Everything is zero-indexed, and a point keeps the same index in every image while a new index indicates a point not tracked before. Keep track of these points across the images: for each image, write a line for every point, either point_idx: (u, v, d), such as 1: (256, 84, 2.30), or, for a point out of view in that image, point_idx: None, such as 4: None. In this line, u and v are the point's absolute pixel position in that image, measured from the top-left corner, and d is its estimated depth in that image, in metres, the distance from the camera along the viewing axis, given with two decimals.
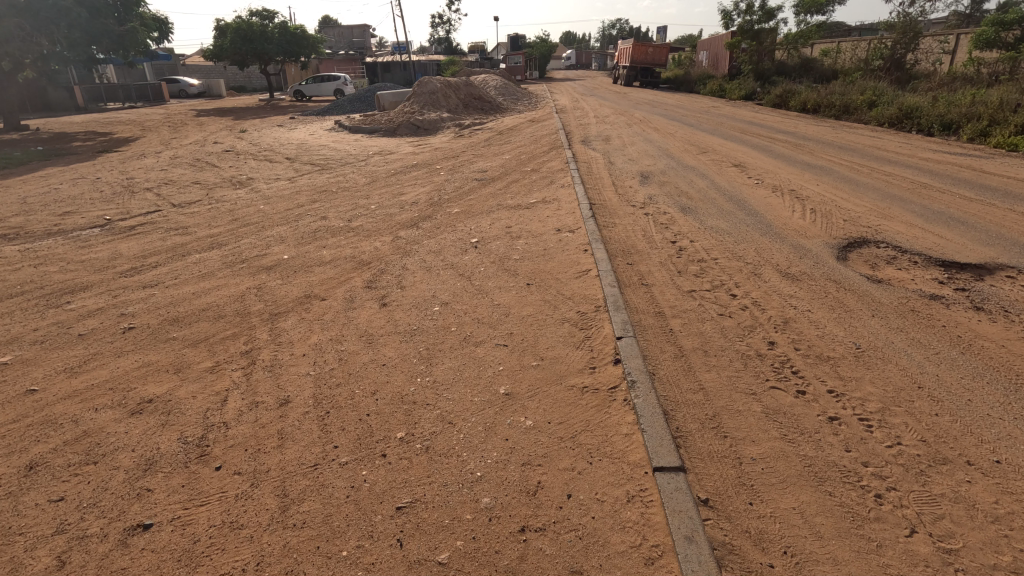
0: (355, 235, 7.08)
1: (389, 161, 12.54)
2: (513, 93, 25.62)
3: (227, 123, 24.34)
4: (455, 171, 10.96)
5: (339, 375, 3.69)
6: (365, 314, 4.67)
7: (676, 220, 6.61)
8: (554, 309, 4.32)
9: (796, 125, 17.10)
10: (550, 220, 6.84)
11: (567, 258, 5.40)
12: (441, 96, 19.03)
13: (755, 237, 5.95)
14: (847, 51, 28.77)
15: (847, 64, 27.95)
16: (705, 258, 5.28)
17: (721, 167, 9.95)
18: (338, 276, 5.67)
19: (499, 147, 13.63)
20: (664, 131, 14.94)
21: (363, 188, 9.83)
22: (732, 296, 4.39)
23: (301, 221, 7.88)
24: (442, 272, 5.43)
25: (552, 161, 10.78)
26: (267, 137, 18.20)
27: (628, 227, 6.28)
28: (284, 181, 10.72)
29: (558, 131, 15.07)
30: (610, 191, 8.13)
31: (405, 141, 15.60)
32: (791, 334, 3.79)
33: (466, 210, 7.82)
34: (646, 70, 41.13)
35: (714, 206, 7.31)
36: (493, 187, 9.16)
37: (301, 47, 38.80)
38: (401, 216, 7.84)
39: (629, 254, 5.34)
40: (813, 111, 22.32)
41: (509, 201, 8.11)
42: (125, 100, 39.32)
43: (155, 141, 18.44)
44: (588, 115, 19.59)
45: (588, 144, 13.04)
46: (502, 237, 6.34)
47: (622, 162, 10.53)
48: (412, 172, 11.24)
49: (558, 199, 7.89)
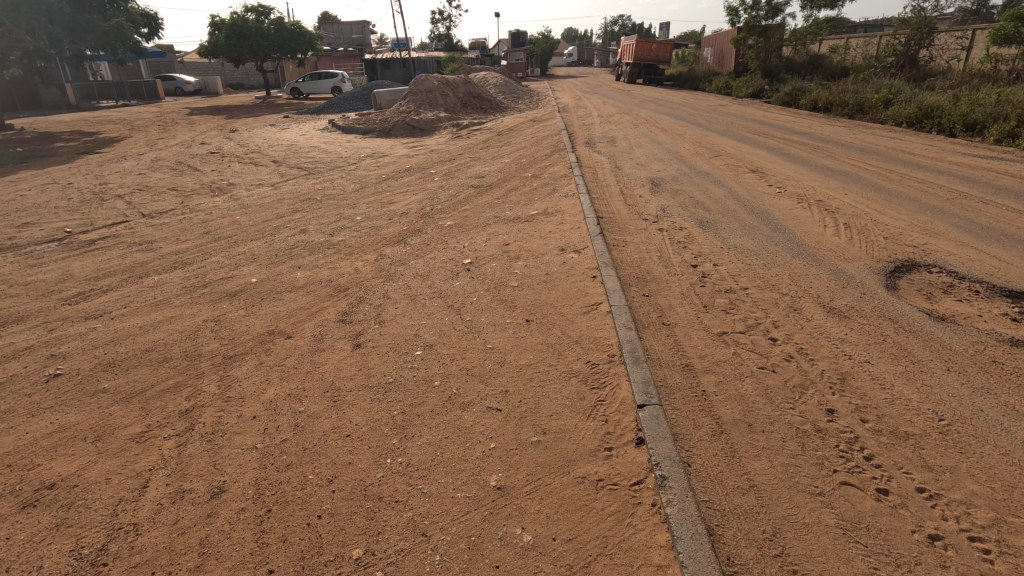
0: (336, 252, 6.37)
1: (381, 164, 11.82)
2: (513, 91, 24.81)
3: (218, 122, 23.61)
4: (450, 176, 10.24)
5: (291, 450, 2.97)
6: (333, 358, 3.94)
7: (694, 238, 5.88)
8: (559, 357, 3.58)
9: (810, 125, 16.35)
10: (552, 236, 6.12)
11: (572, 287, 4.67)
12: (439, 95, 18.27)
13: (786, 260, 5.21)
14: (857, 47, 27.95)
15: (857, 61, 27.11)
16: (733, 288, 4.54)
17: (738, 172, 9.22)
18: (310, 305, 4.94)
19: (498, 149, 12.91)
20: (672, 132, 14.21)
21: (350, 195, 9.12)
22: (772, 342, 3.65)
23: (279, 235, 7.16)
24: (429, 302, 4.71)
25: (554, 166, 10.05)
26: (257, 137, 17.47)
27: (641, 247, 5.55)
28: (267, 188, 10.01)
29: (560, 132, 14.34)
30: (618, 201, 7.41)
31: (400, 142, 14.87)
32: (852, 397, 3.05)
33: (460, 223, 7.10)
34: (650, 67, 40.30)
35: (735, 220, 6.59)
36: (490, 195, 8.44)
37: (297, 43, 38.03)
38: (387, 229, 7.12)
39: (645, 282, 4.62)
40: (824, 109, 21.54)
41: (506, 213, 7.39)
42: (119, 97, 38.66)
43: (140, 142, 17.72)
44: (592, 115, 18.82)
45: (593, 146, 12.32)
46: (499, 257, 5.63)
47: (631, 167, 9.79)
48: (404, 176, 10.53)
49: (561, 210, 7.16)
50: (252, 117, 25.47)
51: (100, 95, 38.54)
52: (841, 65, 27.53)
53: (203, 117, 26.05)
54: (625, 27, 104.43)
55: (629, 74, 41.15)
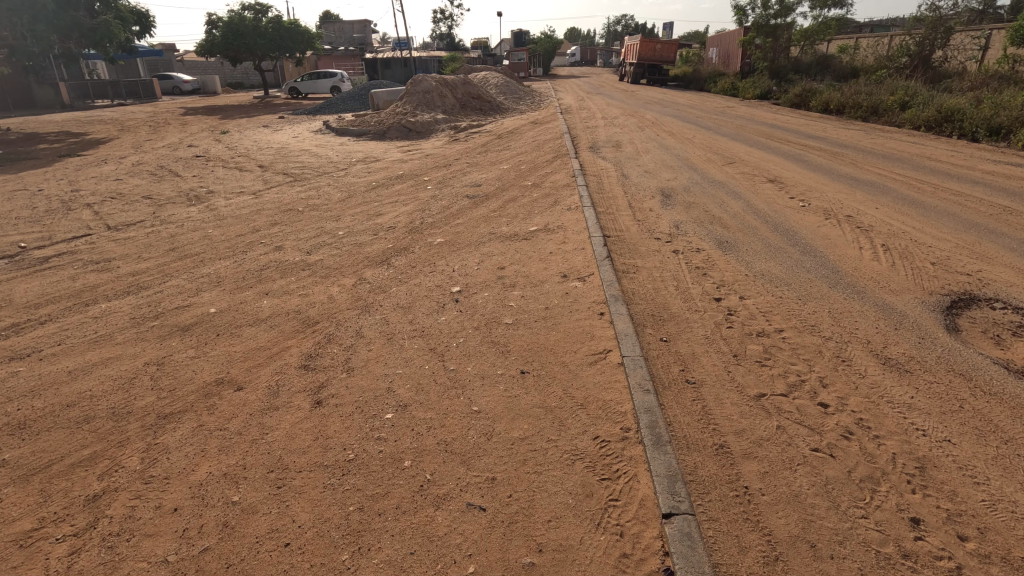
0: (310, 275, 5.70)
1: (372, 170, 11.17)
2: (515, 92, 24.09)
3: (210, 123, 22.90)
4: (445, 184, 9.56)
5: (211, 568, 2.29)
6: (285, 422, 3.25)
7: (714, 262, 5.19)
8: (559, 429, 2.90)
9: (824, 129, 15.63)
10: (554, 259, 5.43)
11: (577, 327, 3.97)
12: (437, 96, 17.59)
13: (823, 292, 4.52)
14: (867, 47, 27.22)
15: (868, 61, 26.38)
16: (767, 330, 3.84)
17: (754, 182, 8.54)
18: (271, 344, 4.25)
19: (497, 154, 12.22)
20: (681, 137, 13.52)
21: (336, 206, 8.46)
22: (824, 410, 2.95)
23: (251, 253, 6.48)
24: (408, 344, 4.03)
25: (555, 174, 9.36)
26: (247, 139, 16.83)
27: (655, 275, 4.86)
28: (248, 197, 9.34)
29: (562, 135, 13.68)
30: (626, 216, 6.72)
31: (394, 146, 14.21)
32: (940, 499, 2.35)
33: (451, 241, 6.42)
34: (655, 68, 39.58)
35: (758, 239, 5.91)
36: (486, 207, 7.76)
37: (296, 42, 37.37)
38: (371, 247, 6.44)
39: (662, 322, 3.93)
40: (836, 111, 20.80)
41: (502, 229, 6.70)
42: (114, 97, 38.15)
43: (126, 143, 17.06)
44: (596, 116, 18.11)
45: (597, 151, 11.64)
46: (493, 285, 4.94)
47: (639, 176, 9.09)
48: (395, 184, 9.85)
49: (563, 226, 6.47)
50: (246, 117, 24.80)
51: (96, 95, 37.98)
52: (852, 65, 26.76)
53: (197, 118, 25.38)
54: (629, 27, 103.67)
55: (633, 74, 40.41)
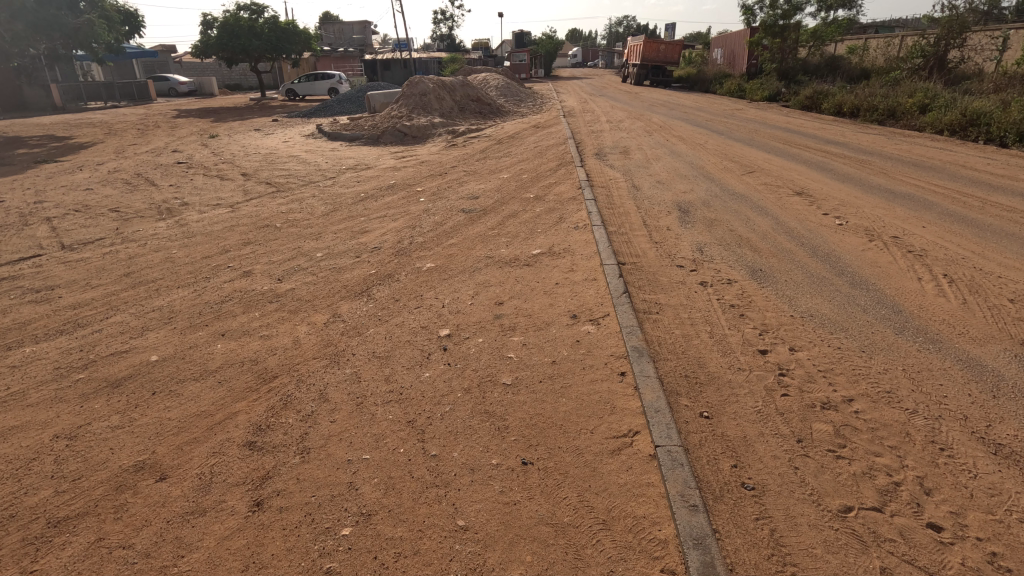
0: (277, 309, 4.91)
1: (362, 179, 10.40)
2: (516, 94, 23.31)
3: (200, 126, 22.14)
4: (439, 196, 8.76)
5: None
6: (210, 538, 2.45)
7: (751, 299, 4.39)
8: (574, 569, 2.10)
9: (842, 133, 14.84)
10: (560, 292, 4.64)
11: (591, 394, 3.17)
12: (434, 98, 16.79)
13: (890, 340, 3.71)
14: (876, 48, 26.44)
15: (879, 63, 25.63)
16: (833, 400, 3.03)
17: (780, 195, 7.76)
18: (213, 409, 3.45)
19: (497, 161, 11.45)
20: (692, 142, 12.74)
21: (318, 221, 7.68)
22: (939, 539, 2.15)
23: (214, 279, 5.70)
24: (381, 413, 3.23)
25: (559, 185, 8.57)
26: (235, 144, 16.06)
27: (681, 316, 4.07)
28: (225, 209, 8.56)
29: (566, 141, 12.90)
30: (641, 237, 5.92)
31: (388, 152, 13.43)
32: None
33: (443, 266, 5.64)
34: (658, 69, 38.74)
35: (796, 267, 5.13)
36: (483, 224, 6.98)
37: (292, 43, 36.55)
38: (350, 275, 5.65)
39: (699, 389, 3.13)
40: (850, 114, 19.99)
41: (501, 251, 5.92)
42: (108, 99, 37.52)
43: (109, 148, 16.33)
44: (600, 120, 17.30)
45: (604, 158, 10.85)
46: (488, 329, 4.14)
47: (651, 188, 8.30)
48: (385, 195, 9.07)
49: (570, 249, 5.68)
50: (239, 120, 24.03)
51: (89, 96, 37.27)
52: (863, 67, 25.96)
53: (188, 121, 24.62)
54: (631, 28, 102.74)
55: (636, 75, 39.58)
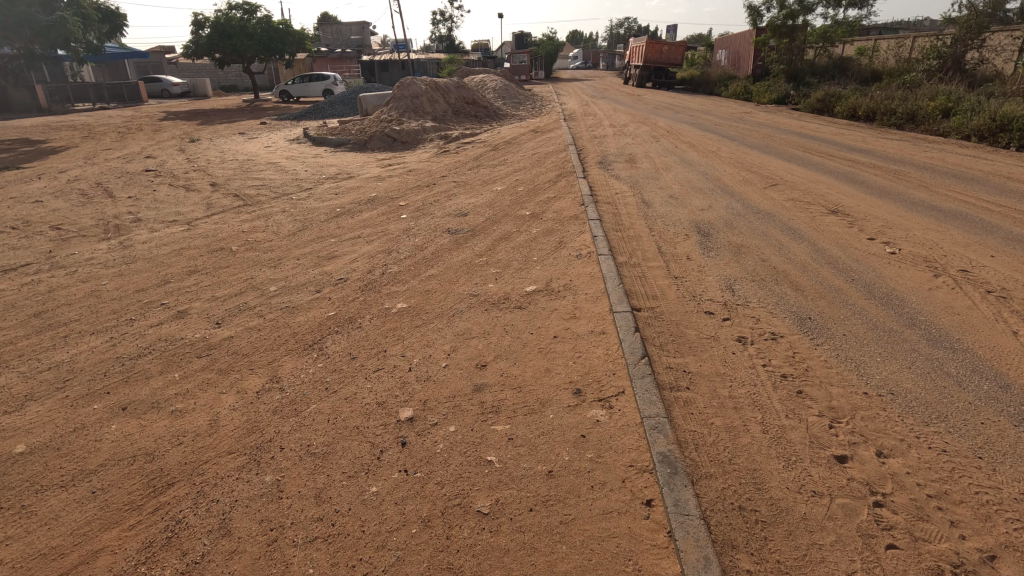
0: (203, 368, 3.91)
1: (340, 191, 9.41)
2: (514, 96, 22.35)
3: (184, 129, 21.19)
4: (423, 212, 7.77)
5: None
6: None
7: (807, 364, 3.38)
8: None
9: (863, 140, 13.85)
10: (559, 353, 3.63)
11: (603, 541, 2.17)
12: (426, 101, 15.79)
13: (1012, 437, 2.71)
14: (888, 50, 25.49)
15: (891, 64, 24.66)
16: (967, 560, 2.03)
17: (812, 213, 6.77)
18: (69, 544, 2.45)
19: (491, 171, 10.46)
20: (704, 149, 11.76)
21: (282, 243, 6.70)
22: None
23: (139, 322, 4.70)
24: (298, 565, 2.22)
25: (559, 200, 7.58)
26: (214, 150, 15.11)
27: (720, 396, 3.06)
28: (181, 227, 7.58)
29: (567, 147, 11.92)
30: (657, 270, 4.92)
31: (374, 158, 12.46)
32: None
33: (417, 307, 4.64)
34: (661, 70, 37.71)
35: (852, 313, 4.13)
36: (470, 249, 5.99)
37: (286, 43, 35.51)
38: (304, 318, 4.64)
39: (764, 537, 2.12)
40: (866, 118, 19.06)
41: (489, 286, 4.92)
42: (97, 100, 36.66)
43: (80, 153, 15.39)
44: (603, 124, 16.31)
45: (608, 167, 9.87)
46: (464, 408, 3.13)
47: (663, 204, 7.31)
48: (363, 210, 8.09)
49: (571, 286, 4.68)
50: (227, 123, 23.07)
51: (77, 97, 36.41)
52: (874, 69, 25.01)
53: (174, 124, 23.67)
54: (633, 29, 101.78)
55: (638, 76, 38.55)
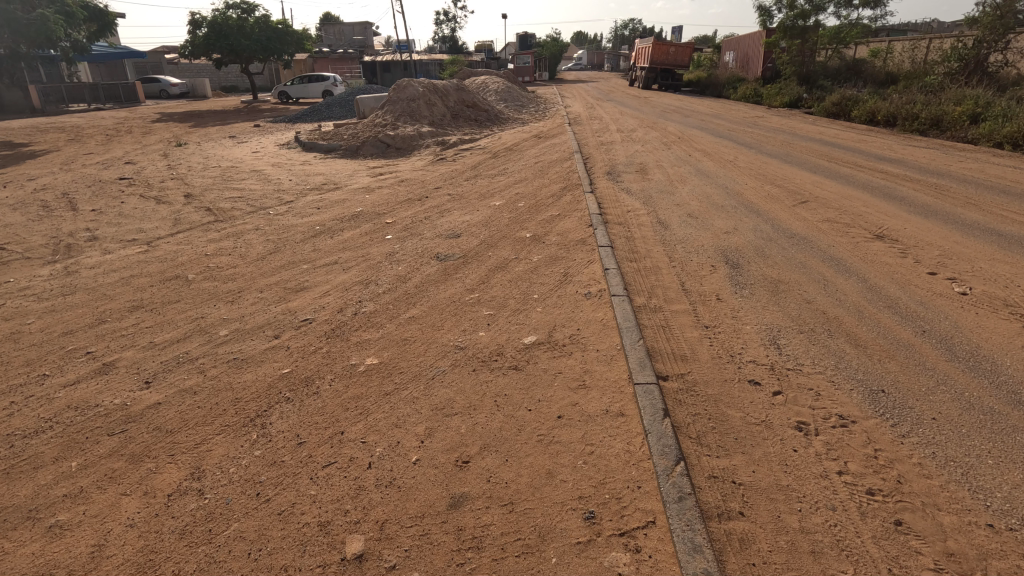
0: (109, 455, 3.07)
1: (323, 204, 8.59)
2: (517, 98, 21.52)
3: (174, 132, 20.47)
4: (411, 231, 6.94)
5: None
6: None
7: (897, 471, 2.52)
8: None
9: (889, 147, 12.97)
10: (565, 446, 2.78)
11: None
12: (423, 104, 14.97)
13: None
14: (904, 51, 24.48)
15: (907, 66, 23.69)
16: None
17: (854, 238, 5.91)
18: None
19: (489, 182, 9.62)
20: (720, 158, 10.90)
21: (247, 270, 5.86)
22: None
23: (52, 380, 3.86)
24: None
25: (564, 220, 6.73)
26: (199, 155, 14.33)
27: (788, 530, 2.20)
28: (139, 247, 6.75)
29: (571, 156, 11.09)
30: (683, 318, 4.07)
31: (364, 166, 11.65)
32: None
33: (390, 364, 3.80)
34: (667, 72, 36.79)
35: (934, 381, 3.28)
36: (460, 282, 5.15)
37: (283, 44, 34.71)
38: (252, 377, 3.79)
39: None
40: (886, 123, 18.18)
41: (479, 335, 4.07)
42: (93, 100, 36.03)
43: (59, 158, 14.63)
44: (609, 129, 15.44)
45: (617, 179, 9.03)
46: (433, 541, 2.28)
47: (682, 225, 6.46)
48: (345, 229, 7.26)
49: (579, 339, 3.83)
50: (219, 127, 22.27)
51: (72, 98, 35.76)
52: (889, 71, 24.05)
53: (165, 127, 22.89)
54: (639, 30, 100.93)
55: (644, 78, 37.63)
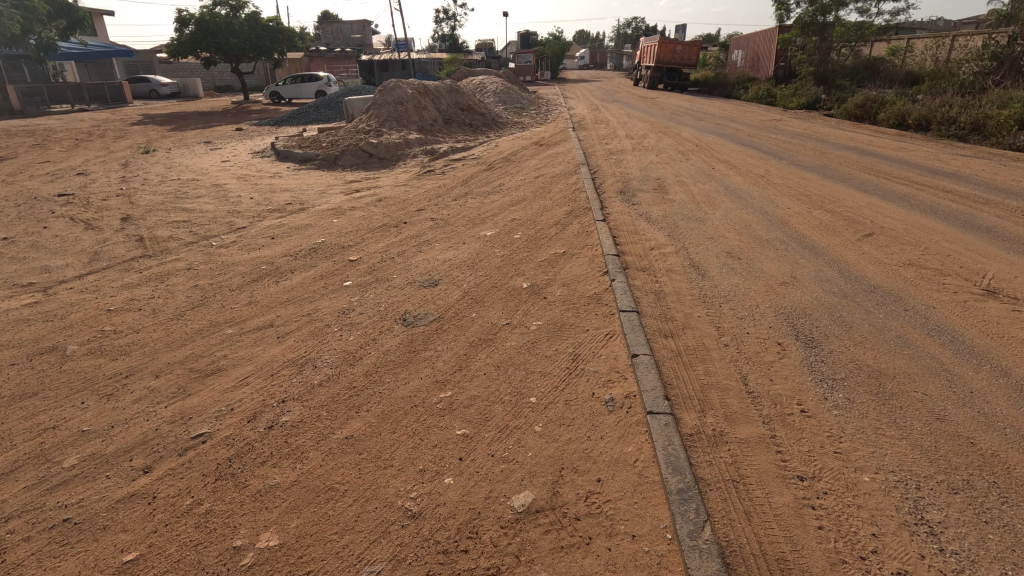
0: None
1: (280, 233, 7.16)
2: (517, 99, 20.06)
3: (148, 137, 19.06)
4: (377, 275, 5.52)
5: None
6: None
7: None
8: None
9: (936, 157, 11.51)
10: None
11: None
12: (412, 108, 13.53)
13: None
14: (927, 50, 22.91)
15: (930, 66, 22.19)
16: None
17: (958, 294, 4.46)
18: None
19: (481, 202, 8.18)
20: (749, 172, 9.48)
21: (149, 337, 4.41)
22: None
23: None
24: None
25: (570, 263, 5.29)
26: (162, 164, 12.91)
27: None
28: (29, 296, 5.32)
29: (578, 169, 9.66)
30: (760, 460, 2.62)
31: (341, 180, 10.24)
32: None
33: (296, 547, 2.36)
34: (675, 71, 35.25)
35: None
36: (429, 368, 3.70)
37: (274, 42, 33.28)
38: (72, 571, 2.34)
39: None
40: (917, 127, 16.75)
41: (446, 485, 2.62)
42: (77, 101, 34.62)
43: (7, 168, 13.21)
44: (618, 135, 14.02)
45: (632, 201, 7.60)
46: None
47: (724, 272, 5.00)
48: (298, 269, 5.84)
49: (602, 507, 2.40)
50: (199, 131, 20.86)
51: (55, 98, 34.30)
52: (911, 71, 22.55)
53: (143, 131, 21.50)
54: (641, 28, 99.59)
55: (650, 78, 36.11)
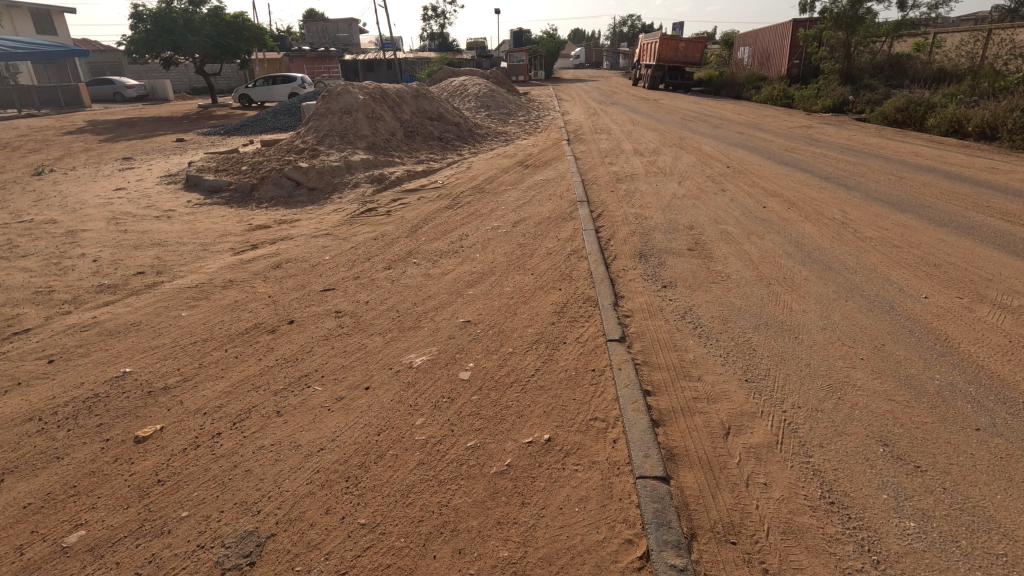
0: None
1: (74, 345, 4.26)
2: (504, 104, 17.18)
3: (64, 151, 16.03)
4: (150, 506, 2.61)
5: None
6: None
7: None
8: None
9: None
10: None
11: None
12: (363, 119, 10.64)
13: None
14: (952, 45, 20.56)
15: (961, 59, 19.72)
16: None
17: None
18: None
19: (426, 274, 5.31)
20: (819, 214, 6.64)
21: None
22: None
23: None
24: None
25: (560, 502, 2.40)
26: (36, 194, 9.97)
27: None
28: None
29: (576, 211, 6.79)
30: None
31: (244, 224, 7.38)
32: None
33: None
34: (678, 71, 32.36)
35: None
36: None
37: (241, 40, 30.36)
38: None
39: None
40: (979, 134, 14.01)
41: None
42: (27, 105, 31.62)
43: None
44: (624, 150, 11.17)
45: (663, 279, 4.74)
46: None
47: (921, 549, 2.12)
48: (17, 472, 2.92)
49: None
50: (131, 142, 17.80)
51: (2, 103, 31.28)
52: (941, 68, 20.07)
53: (69, 142, 18.44)
54: (636, 27, 97.08)
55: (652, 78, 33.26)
